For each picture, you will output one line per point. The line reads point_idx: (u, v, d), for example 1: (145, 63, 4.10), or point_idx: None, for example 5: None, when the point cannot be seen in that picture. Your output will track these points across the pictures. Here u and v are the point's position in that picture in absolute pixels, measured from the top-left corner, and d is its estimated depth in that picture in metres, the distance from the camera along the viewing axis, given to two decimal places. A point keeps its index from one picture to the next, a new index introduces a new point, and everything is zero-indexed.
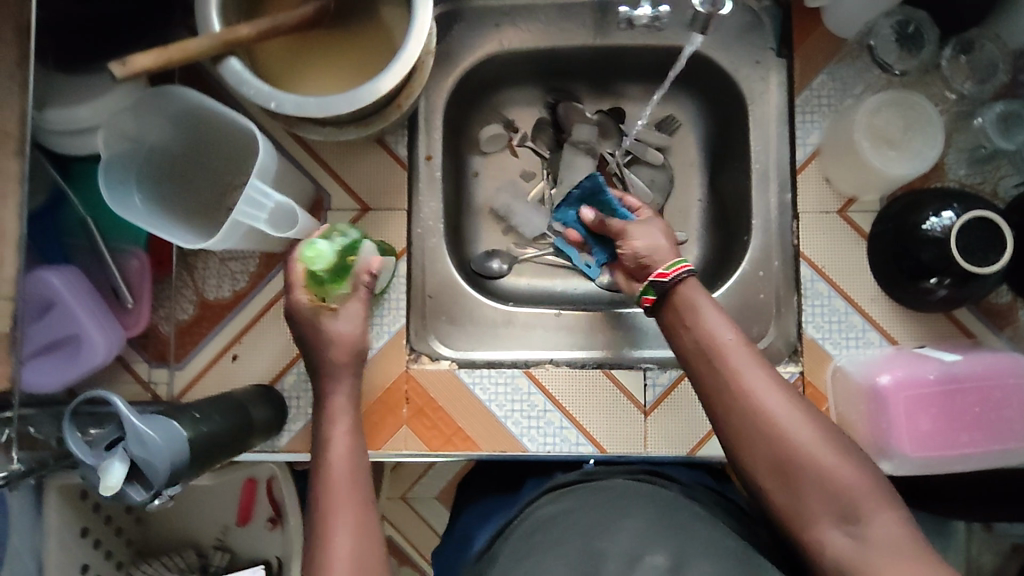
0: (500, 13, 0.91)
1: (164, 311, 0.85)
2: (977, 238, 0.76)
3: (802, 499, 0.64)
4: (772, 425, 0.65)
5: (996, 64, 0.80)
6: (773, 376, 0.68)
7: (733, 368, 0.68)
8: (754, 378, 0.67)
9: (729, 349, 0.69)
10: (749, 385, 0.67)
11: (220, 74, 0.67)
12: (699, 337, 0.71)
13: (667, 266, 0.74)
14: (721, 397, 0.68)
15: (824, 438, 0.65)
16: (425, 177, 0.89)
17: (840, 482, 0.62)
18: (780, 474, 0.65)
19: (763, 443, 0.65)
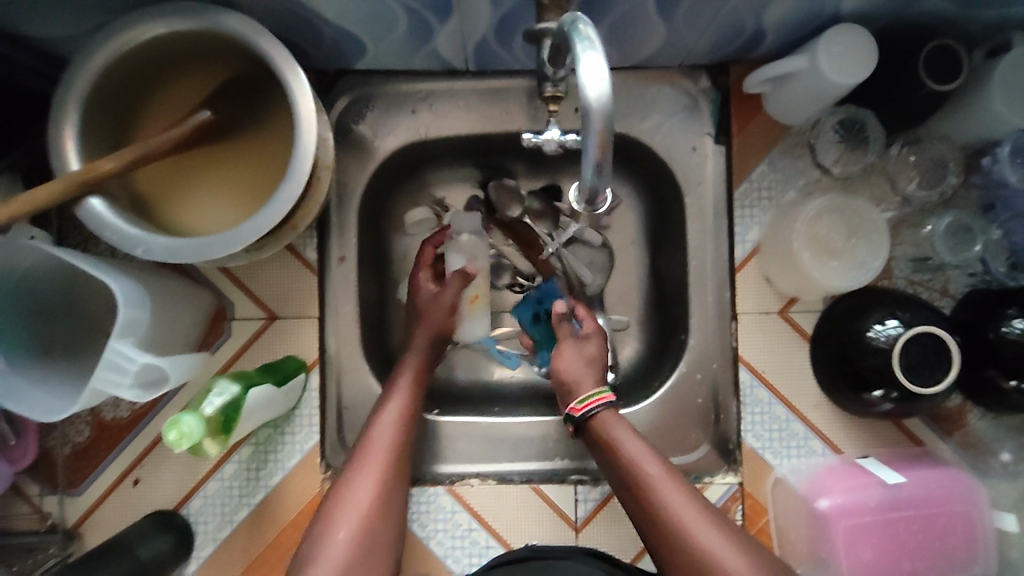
0: (418, 99, 0.84)
1: (59, 435, 0.80)
2: (924, 355, 0.71)
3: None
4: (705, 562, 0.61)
5: (946, 161, 0.75)
6: (705, 508, 0.64)
7: (659, 505, 0.65)
8: (678, 504, 0.64)
9: (652, 483, 0.66)
10: (676, 518, 0.63)
11: (80, 215, 0.60)
12: (620, 466, 0.68)
13: (579, 402, 0.72)
14: (654, 531, 0.65)
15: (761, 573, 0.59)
16: (338, 279, 0.83)
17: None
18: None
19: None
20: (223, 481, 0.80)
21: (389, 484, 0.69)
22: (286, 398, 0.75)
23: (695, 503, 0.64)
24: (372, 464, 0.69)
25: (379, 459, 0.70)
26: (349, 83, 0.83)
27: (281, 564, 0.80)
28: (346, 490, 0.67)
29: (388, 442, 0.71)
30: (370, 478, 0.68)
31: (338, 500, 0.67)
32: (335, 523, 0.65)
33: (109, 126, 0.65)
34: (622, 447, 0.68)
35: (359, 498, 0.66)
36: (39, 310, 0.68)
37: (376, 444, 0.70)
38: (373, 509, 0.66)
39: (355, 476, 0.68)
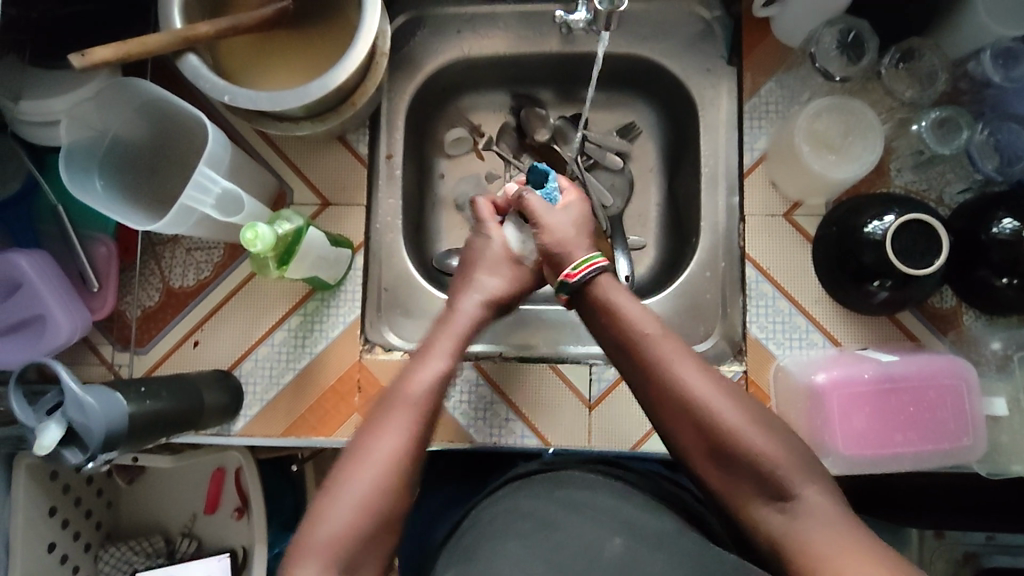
0: (463, 21, 0.95)
1: (132, 298, 0.90)
2: (915, 240, 0.77)
3: (739, 483, 0.65)
4: (703, 414, 0.66)
5: (936, 71, 0.82)
6: (701, 364, 0.69)
7: (658, 360, 0.68)
8: (678, 363, 0.68)
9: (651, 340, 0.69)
10: (675, 376, 0.68)
11: (180, 70, 0.71)
12: (617, 328, 0.71)
13: (574, 267, 0.74)
14: (652, 386, 0.69)
15: (752, 420, 0.66)
16: (385, 175, 0.93)
17: (770, 461, 0.64)
18: (719, 459, 0.66)
19: (695, 431, 0.67)
20: (273, 346, 0.89)
21: (414, 445, 0.64)
22: (336, 264, 0.84)
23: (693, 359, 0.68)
24: (404, 410, 0.65)
25: (412, 411, 0.66)
26: (404, 5, 0.95)
27: (320, 427, 0.88)
28: (370, 442, 0.64)
29: (425, 393, 0.67)
30: (398, 438, 0.64)
31: (358, 451, 0.63)
32: (354, 475, 0.62)
33: (210, 5, 0.76)
34: (620, 311, 0.71)
35: (382, 453, 0.63)
36: (132, 163, 0.78)
37: (405, 403, 0.66)
38: (396, 468, 0.63)
39: (380, 433, 0.64)
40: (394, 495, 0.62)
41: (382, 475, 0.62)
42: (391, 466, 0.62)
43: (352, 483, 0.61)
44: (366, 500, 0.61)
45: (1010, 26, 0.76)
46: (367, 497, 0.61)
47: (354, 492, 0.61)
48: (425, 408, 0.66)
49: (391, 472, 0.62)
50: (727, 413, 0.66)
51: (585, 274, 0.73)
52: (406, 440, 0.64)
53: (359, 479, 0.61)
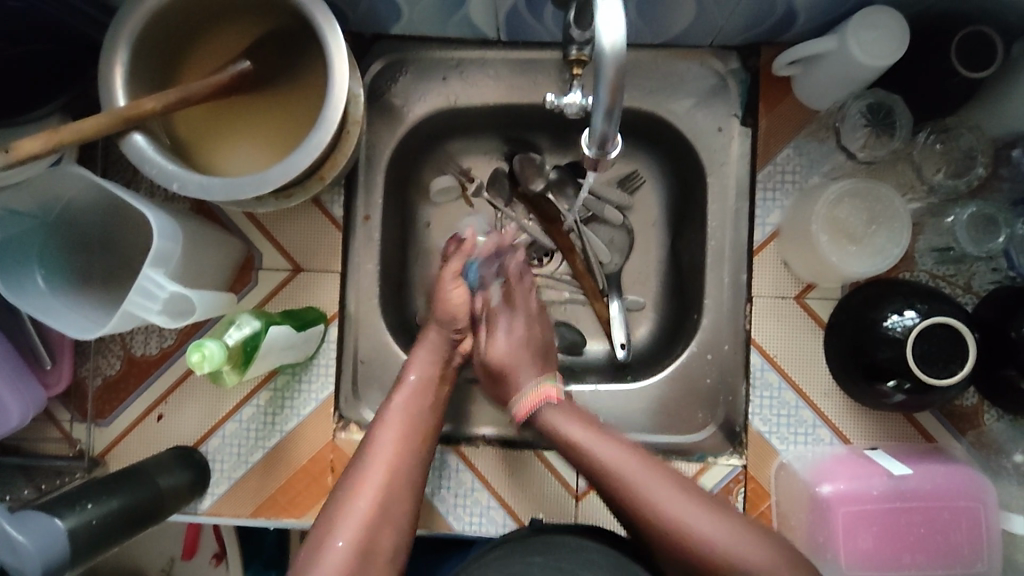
0: (450, 66, 0.86)
1: (91, 367, 0.84)
2: (939, 345, 0.69)
3: None
4: (659, 519, 0.66)
5: (974, 153, 0.74)
6: (652, 464, 0.69)
7: (607, 472, 0.69)
8: (628, 471, 0.68)
9: (593, 452, 0.70)
10: (631, 487, 0.67)
11: (125, 150, 0.65)
12: (573, 451, 0.72)
13: (517, 407, 0.76)
14: (614, 500, 0.68)
15: (709, 515, 0.66)
16: (362, 238, 0.86)
17: (727, 553, 0.64)
18: (686, 563, 0.65)
19: (658, 538, 0.66)
20: (241, 423, 0.83)
21: (396, 503, 0.67)
22: (304, 345, 0.78)
23: (643, 463, 0.69)
24: (379, 462, 0.68)
25: (387, 461, 0.68)
26: (385, 47, 0.86)
27: (290, 508, 0.83)
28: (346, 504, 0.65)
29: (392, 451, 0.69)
30: (382, 465, 0.68)
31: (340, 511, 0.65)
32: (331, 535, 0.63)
33: (154, 68, 0.68)
34: (571, 433, 0.72)
35: (360, 510, 0.65)
36: (80, 242, 0.72)
37: (377, 461, 0.68)
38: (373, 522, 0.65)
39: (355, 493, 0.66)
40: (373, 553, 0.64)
41: (357, 526, 0.64)
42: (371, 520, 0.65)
43: (334, 540, 0.63)
44: (352, 549, 0.63)
45: None
46: (345, 556, 0.62)
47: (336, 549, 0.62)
48: (399, 458, 0.69)
49: (371, 527, 0.64)
50: (685, 512, 0.66)
51: (533, 407, 0.75)
52: (382, 493, 0.66)
53: (348, 521, 0.64)
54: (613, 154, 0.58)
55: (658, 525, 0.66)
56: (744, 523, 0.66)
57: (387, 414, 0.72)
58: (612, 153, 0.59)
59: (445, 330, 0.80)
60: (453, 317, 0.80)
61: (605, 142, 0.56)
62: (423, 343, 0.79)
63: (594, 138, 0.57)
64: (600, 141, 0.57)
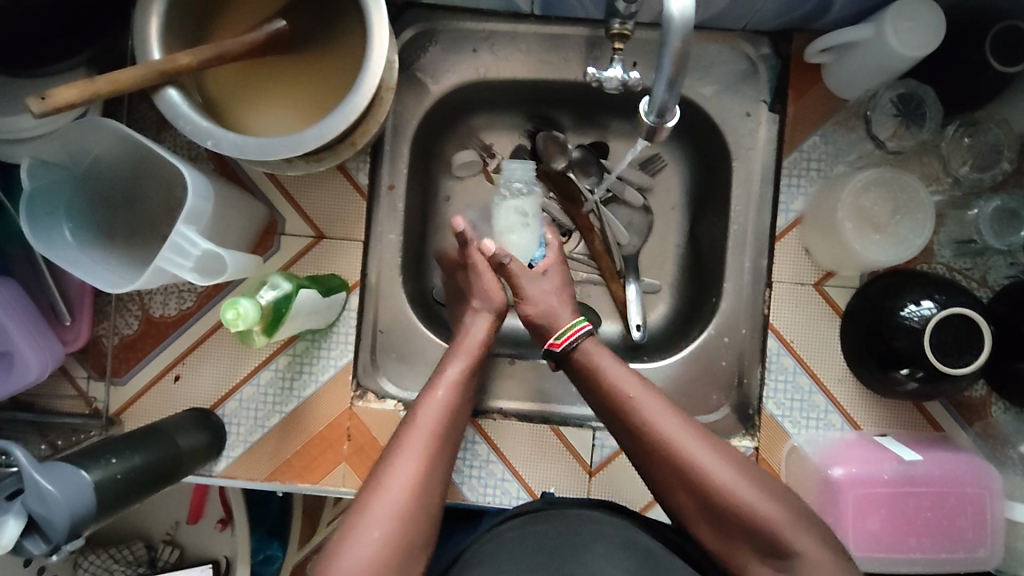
0: (480, 38, 0.86)
1: (109, 325, 0.84)
2: (955, 336, 0.70)
3: (735, 543, 0.63)
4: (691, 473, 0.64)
5: (1000, 148, 0.76)
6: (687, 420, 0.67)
7: (642, 420, 0.67)
8: (663, 422, 0.66)
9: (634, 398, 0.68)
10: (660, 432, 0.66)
11: (157, 104, 0.64)
12: (602, 392, 0.70)
13: (558, 336, 0.73)
14: (642, 447, 0.67)
15: (743, 478, 0.64)
16: (386, 207, 0.86)
17: (766, 523, 0.61)
18: (712, 519, 0.64)
19: (689, 491, 0.64)
20: (259, 387, 0.84)
21: (438, 464, 0.63)
22: (328, 311, 0.78)
23: (677, 416, 0.66)
24: (422, 436, 0.63)
25: (421, 452, 0.62)
26: (416, 15, 0.85)
27: (305, 473, 0.83)
28: (380, 484, 0.60)
29: (435, 434, 0.64)
30: (417, 457, 0.62)
31: (371, 494, 0.59)
32: (366, 515, 0.58)
33: (188, 25, 0.67)
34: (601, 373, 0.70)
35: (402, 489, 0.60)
36: (107, 196, 0.71)
37: (411, 454, 0.62)
38: (406, 512, 0.59)
39: (392, 471, 0.61)
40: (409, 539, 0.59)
41: (394, 518, 0.58)
42: (411, 500, 0.60)
43: (365, 532, 0.57)
44: (385, 542, 0.57)
45: None
46: (378, 553, 0.57)
47: (370, 534, 0.58)
48: (433, 452, 0.63)
49: (403, 523, 0.59)
50: (720, 473, 0.64)
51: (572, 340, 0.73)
52: (418, 481, 0.61)
53: (375, 514, 0.58)
54: (671, 123, 0.59)
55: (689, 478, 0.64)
56: (777, 487, 0.64)
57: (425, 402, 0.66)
58: (670, 123, 0.59)
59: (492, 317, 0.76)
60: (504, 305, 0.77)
61: (664, 113, 0.58)
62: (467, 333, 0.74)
63: (654, 106, 0.57)
64: (659, 110, 0.58)
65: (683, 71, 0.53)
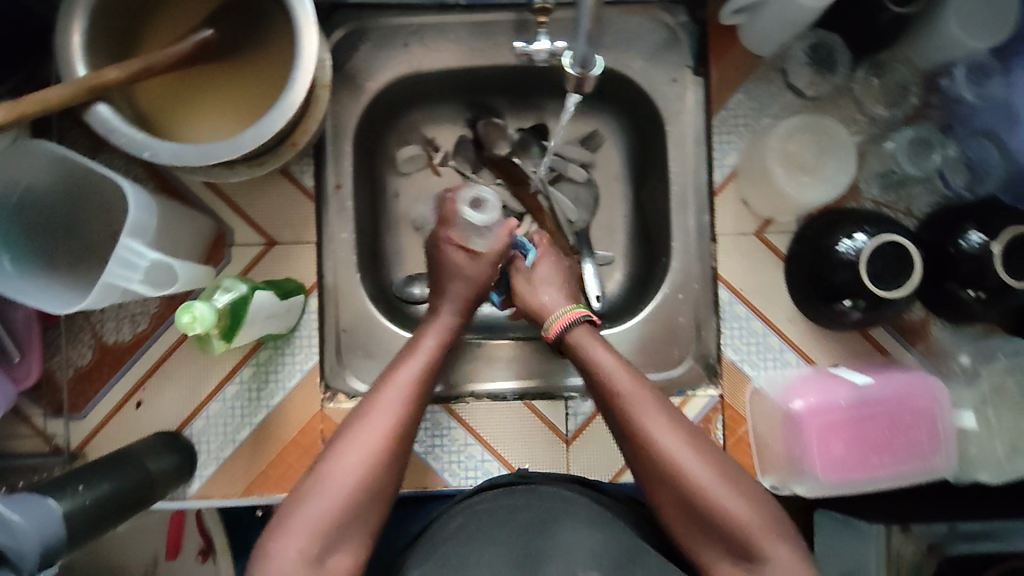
0: (410, 32, 0.87)
1: (61, 359, 0.81)
2: (889, 261, 0.75)
3: (705, 546, 0.62)
4: (672, 473, 0.63)
5: (908, 87, 0.82)
6: (675, 420, 0.66)
7: (629, 415, 0.67)
8: (648, 418, 0.66)
9: (624, 394, 0.68)
10: (646, 427, 0.66)
11: (89, 122, 0.63)
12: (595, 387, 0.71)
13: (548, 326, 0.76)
14: (628, 443, 0.67)
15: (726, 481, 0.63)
16: (335, 207, 0.86)
17: (735, 526, 0.61)
18: (687, 522, 0.63)
19: (667, 493, 0.64)
20: (225, 402, 0.82)
21: (378, 465, 0.63)
22: (287, 315, 0.78)
23: (664, 414, 0.66)
24: (355, 449, 0.63)
25: (362, 454, 0.62)
26: (344, 15, 0.86)
27: (282, 482, 0.82)
28: (318, 479, 0.61)
29: (389, 420, 0.65)
30: (356, 459, 0.62)
31: (307, 492, 0.61)
32: (302, 509, 0.60)
33: (111, 41, 0.67)
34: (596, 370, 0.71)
35: (366, 449, 0.63)
36: (44, 223, 0.69)
37: (350, 451, 0.62)
38: (343, 500, 0.60)
39: (329, 471, 0.61)
40: (370, 496, 0.62)
41: (319, 525, 0.59)
42: (376, 460, 0.63)
43: (290, 536, 0.58)
44: (307, 545, 0.58)
45: (980, 40, 0.74)
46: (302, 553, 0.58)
47: (293, 544, 0.58)
48: (378, 453, 0.63)
49: (330, 524, 0.59)
50: (695, 473, 0.63)
51: (568, 324, 0.75)
52: (356, 483, 0.61)
53: (304, 514, 0.59)
54: (594, 71, 0.64)
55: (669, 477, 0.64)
56: (760, 494, 0.63)
57: (375, 403, 0.66)
58: (593, 72, 0.65)
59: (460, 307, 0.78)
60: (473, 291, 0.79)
61: (586, 62, 0.63)
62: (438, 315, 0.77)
63: (575, 58, 0.62)
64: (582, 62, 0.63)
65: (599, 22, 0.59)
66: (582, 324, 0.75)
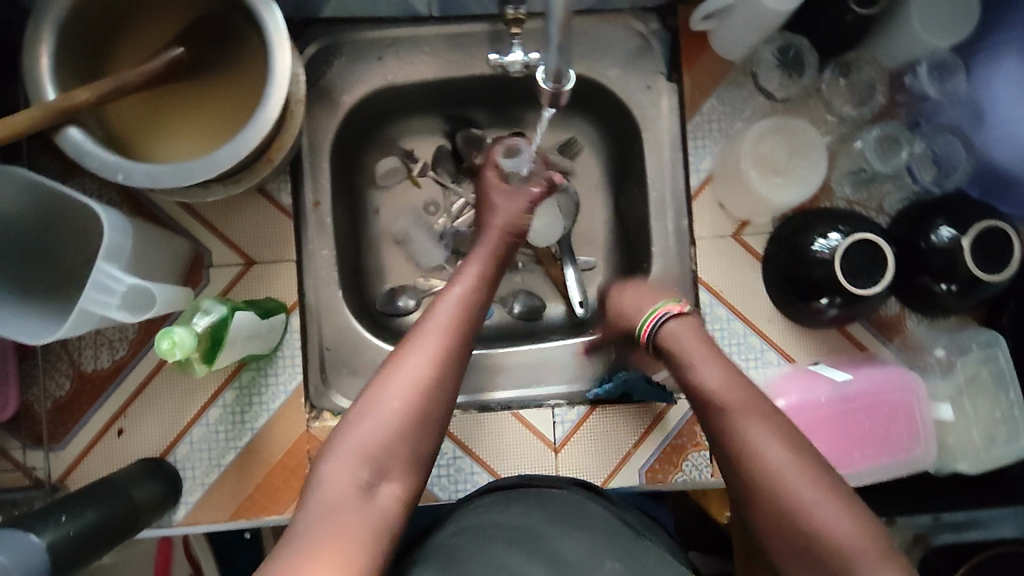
0: (384, 46, 0.87)
1: (38, 389, 0.80)
2: (862, 259, 0.76)
3: (797, 548, 0.59)
4: (776, 479, 0.61)
5: (874, 85, 0.83)
6: (783, 425, 0.64)
7: (738, 419, 0.64)
8: (751, 422, 0.64)
9: (730, 396, 0.66)
10: (746, 435, 0.63)
11: (60, 145, 0.62)
12: (696, 390, 0.68)
13: (646, 323, 0.75)
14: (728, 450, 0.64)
15: (826, 493, 0.59)
16: (314, 224, 0.86)
17: (831, 534, 0.58)
18: (787, 529, 0.60)
19: (769, 500, 0.61)
20: (208, 426, 0.81)
21: (431, 392, 0.62)
22: (270, 335, 0.77)
23: (773, 420, 0.64)
24: (405, 377, 0.62)
25: (412, 382, 0.62)
26: (317, 31, 0.86)
27: (270, 505, 0.82)
28: (368, 402, 0.61)
29: (439, 343, 0.64)
30: (405, 386, 0.62)
31: (356, 418, 0.61)
32: (353, 433, 0.60)
33: (80, 64, 0.66)
34: (696, 376, 0.69)
35: (413, 373, 0.62)
36: (18, 252, 0.68)
37: (404, 374, 0.62)
38: (391, 429, 0.60)
39: (379, 396, 0.61)
40: (417, 423, 0.61)
41: (366, 452, 0.59)
42: (421, 386, 0.62)
43: (340, 458, 0.59)
44: (354, 478, 0.58)
45: (943, 39, 0.76)
46: (348, 481, 0.58)
47: (341, 474, 0.58)
48: (429, 376, 0.62)
49: (378, 448, 0.60)
50: (797, 481, 0.60)
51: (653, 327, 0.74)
52: (406, 407, 0.61)
53: (355, 437, 0.60)
54: (569, 87, 0.60)
55: (773, 487, 0.61)
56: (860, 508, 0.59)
57: (425, 328, 0.65)
58: (567, 87, 0.60)
59: (501, 238, 0.78)
60: (510, 222, 0.79)
61: (559, 80, 0.59)
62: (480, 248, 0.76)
63: (550, 73, 0.58)
64: (555, 76, 0.59)
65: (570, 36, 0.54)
66: (677, 318, 0.74)
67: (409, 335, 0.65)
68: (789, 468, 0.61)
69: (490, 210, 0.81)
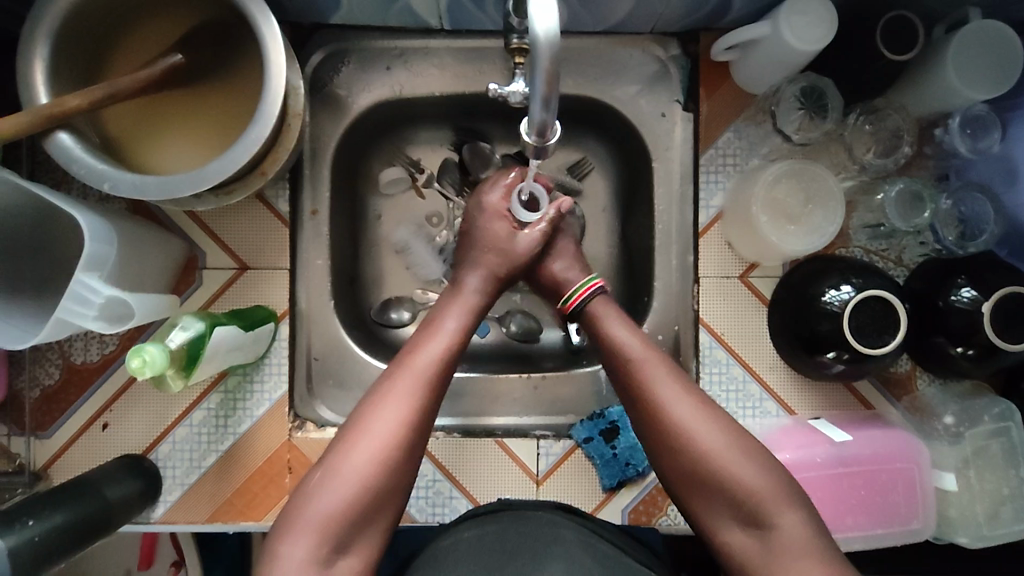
0: (393, 56, 0.85)
1: (28, 377, 0.81)
2: (871, 317, 0.73)
3: (710, 502, 0.61)
4: (684, 439, 0.62)
5: (901, 132, 0.78)
6: (689, 386, 0.64)
7: (647, 380, 0.65)
8: (660, 385, 0.64)
9: (638, 358, 0.66)
10: (654, 392, 0.64)
11: (50, 150, 0.62)
12: (608, 349, 0.69)
13: (568, 299, 0.74)
14: (635, 408, 0.65)
15: (734, 444, 0.61)
16: (311, 232, 0.85)
17: (743, 487, 0.59)
18: (699, 486, 0.61)
19: (680, 458, 0.62)
20: (192, 427, 0.81)
21: (397, 459, 0.60)
22: (254, 345, 0.77)
23: (680, 382, 0.64)
24: (371, 442, 0.60)
25: (377, 446, 0.60)
26: (326, 36, 0.84)
27: (247, 511, 0.81)
28: (329, 470, 0.59)
29: (409, 410, 0.62)
30: (370, 451, 0.59)
31: (319, 485, 0.59)
32: (314, 501, 0.58)
33: (78, 64, 0.65)
34: (610, 335, 0.69)
35: (379, 439, 0.60)
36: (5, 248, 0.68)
37: (369, 438, 0.60)
38: (355, 499, 0.58)
39: (343, 464, 0.59)
40: (382, 494, 0.59)
41: (328, 522, 0.57)
42: (387, 454, 0.60)
43: (300, 527, 0.57)
44: (312, 555, 0.56)
45: (980, 91, 0.71)
46: (308, 554, 0.56)
47: (298, 549, 0.56)
48: (397, 441, 0.60)
49: (341, 521, 0.58)
50: (706, 435, 0.61)
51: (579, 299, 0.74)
52: (370, 473, 0.59)
53: (317, 503, 0.58)
54: (553, 141, 0.57)
55: (685, 454, 0.61)
56: (773, 463, 0.61)
57: (394, 388, 0.62)
58: (551, 141, 0.57)
59: (486, 283, 0.75)
60: (497, 250, 0.76)
61: (543, 134, 0.55)
62: (460, 296, 0.73)
63: (534, 126, 0.55)
64: (540, 129, 0.55)
65: (556, 87, 0.51)
66: (600, 294, 0.74)
67: (378, 396, 0.62)
68: (697, 425, 0.62)
69: (476, 247, 0.77)
